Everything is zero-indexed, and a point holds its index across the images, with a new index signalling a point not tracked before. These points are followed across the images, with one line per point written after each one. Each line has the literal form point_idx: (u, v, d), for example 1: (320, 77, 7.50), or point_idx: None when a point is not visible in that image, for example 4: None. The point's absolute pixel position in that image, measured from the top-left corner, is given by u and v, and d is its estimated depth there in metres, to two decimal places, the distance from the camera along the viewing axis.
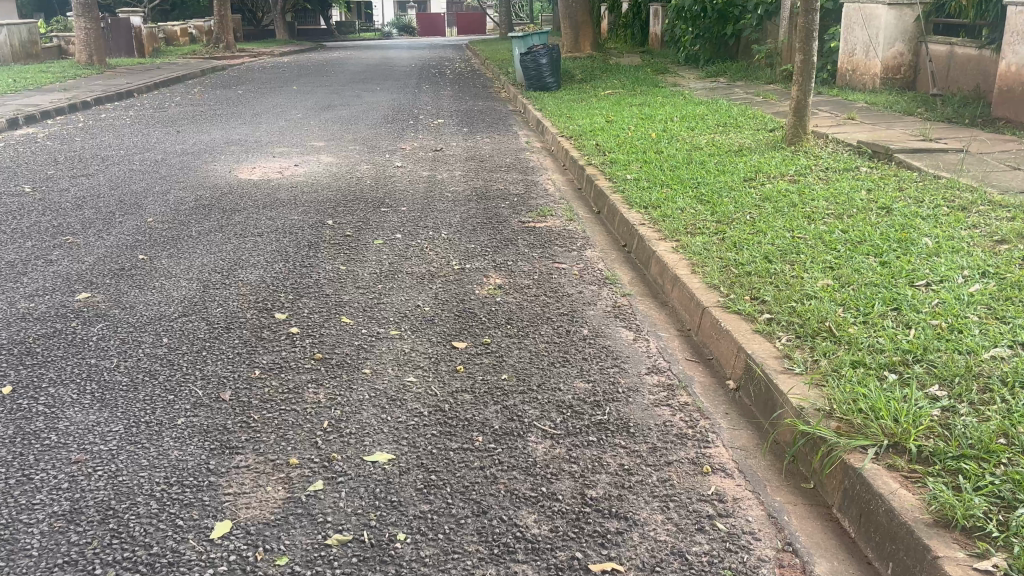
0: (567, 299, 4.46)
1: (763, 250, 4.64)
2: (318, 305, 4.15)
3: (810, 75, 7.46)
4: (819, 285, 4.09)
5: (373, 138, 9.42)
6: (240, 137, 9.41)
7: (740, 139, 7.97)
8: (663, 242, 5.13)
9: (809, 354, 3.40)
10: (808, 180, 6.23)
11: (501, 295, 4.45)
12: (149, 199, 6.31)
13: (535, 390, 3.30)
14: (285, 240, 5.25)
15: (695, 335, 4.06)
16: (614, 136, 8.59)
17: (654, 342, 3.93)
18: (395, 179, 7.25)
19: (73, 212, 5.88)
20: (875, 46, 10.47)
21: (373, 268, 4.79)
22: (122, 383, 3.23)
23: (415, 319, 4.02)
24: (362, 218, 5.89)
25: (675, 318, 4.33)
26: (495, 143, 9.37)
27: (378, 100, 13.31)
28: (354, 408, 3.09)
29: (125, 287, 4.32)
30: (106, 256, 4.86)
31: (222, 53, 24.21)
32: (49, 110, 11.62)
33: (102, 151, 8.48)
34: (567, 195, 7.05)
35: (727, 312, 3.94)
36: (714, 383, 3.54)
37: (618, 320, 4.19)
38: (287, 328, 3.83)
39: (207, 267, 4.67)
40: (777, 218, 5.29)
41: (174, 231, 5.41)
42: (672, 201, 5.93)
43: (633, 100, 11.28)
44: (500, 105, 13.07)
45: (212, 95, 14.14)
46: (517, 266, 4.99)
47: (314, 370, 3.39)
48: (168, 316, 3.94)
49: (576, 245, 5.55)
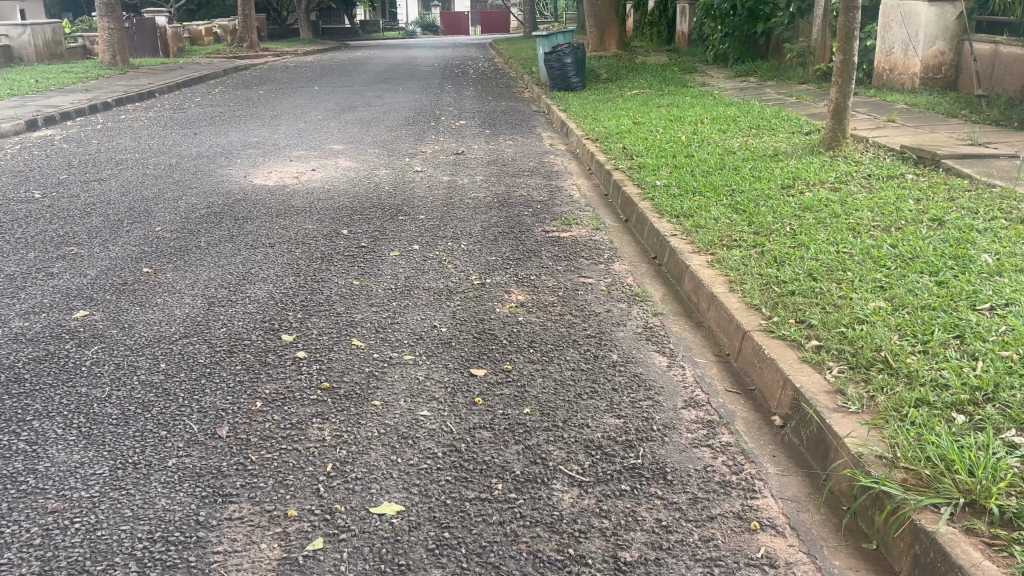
0: (594, 318, 4.16)
1: (807, 267, 4.31)
2: (329, 325, 3.88)
3: (850, 76, 7.06)
4: (870, 307, 3.75)
5: (393, 141, 9.16)
6: (258, 139, 9.20)
7: (775, 143, 7.60)
8: (698, 255, 4.82)
9: (866, 389, 3.08)
10: (851, 188, 5.87)
11: (523, 314, 4.15)
12: (159, 205, 6.08)
13: (561, 427, 3.00)
14: (297, 252, 5.00)
15: (734, 362, 3.75)
16: (642, 139, 8.25)
17: (690, 369, 3.62)
18: (414, 184, 6.97)
19: (81, 220, 5.67)
20: (914, 45, 10.04)
21: (388, 283, 4.51)
22: (112, 416, 2.99)
23: (431, 342, 3.73)
24: (379, 227, 5.62)
25: (711, 341, 4.02)
26: (519, 146, 9.08)
27: (400, 101, 13.06)
28: (361, 448, 2.82)
29: (125, 305, 4.08)
30: (109, 269, 4.62)
31: (245, 53, 24.11)
32: (68, 111, 11.48)
33: (117, 154, 8.29)
34: (593, 202, 6.74)
35: (770, 337, 3.62)
36: (757, 417, 3.23)
37: (649, 343, 3.88)
38: (293, 352, 3.56)
39: (213, 282, 4.42)
40: (820, 230, 4.95)
41: (182, 241, 5.17)
42: (706, 210, 5.60)
43: (661, 100, 10.92)
44: (523, 106, 12.78)
45: (232, 96, 13.96)
46: (541, 281, 4.69)
47: (320, 403, 3.11)
48: (169, 338, 3.69)
49: (604, 257, 5.23)
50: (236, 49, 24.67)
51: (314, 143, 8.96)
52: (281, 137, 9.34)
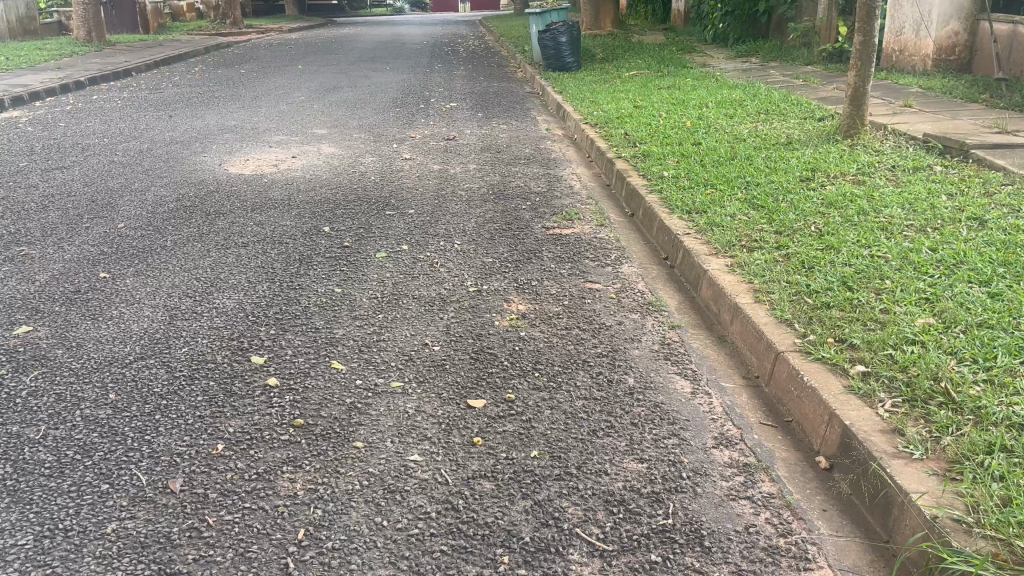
0: (605, 333, 3.71)
1: (841, 275, 3.89)
2: (305, 344, 3.42)
3: (870, 58, 6.59)
4: (918, 324, 3.31)
5: (380, 125, 8.66)
6: (236, 123, 8.68)
7: (786, 130, 7.16)
8: (715, 258, 4.38)
9: (927, 428, 2.64)
10: (876, 181, 5.44)
11: (526, 329, 3.71)
12: (125, 198, 5.59)
13: (574, 475, 2.57)
14: (272, 253, 4.52)
15: (765, 386, 3.32)
16: (645, 125, 7.78)
17: (717, 396, 3.20)
18: (403, 174, 6.49)
19: (36, 215, 5.17)
20: (926, 25, 9.60)
21: (373, 291, 4.05)
22: (45, 464, 2.52)
23: (422, 364, 3.29)
24: (364, 223, 5.15)
25: (736, 360, 3.59)
26: (513, 130, 8.60)
27: (388, 80, 12.51)
28: (340, 507, 2.37)
29: (73, 318, 3.60)
30: (61, 274, 4.14)
31: (229, 29, 23.40)
32: (38, 91, 10.90)
33: (84, 139, 7.75)
34: (595, 194, 6.28)
35: (807, 359, 3.19)
36: (798, 459, 2.82)
37: (668, 363, 3.45)
38: (263, 379, 3.10)
39: (177, 290, 3.95)
40: (848, 230, 4.53)
41: (145, 240, 4.68)
42: (721, 205, 5.16)
43: (661, 82, 10.44)
44: (517, 87, 12.27)
45: (212, 76, 13.33)
46: (543, 287, 4.24)
47: (293, 446, 2.66)
48: (122, 361, 3.22)
49: (611, 258, 4.79)
50: (218, 25, 23.90)
51: (297, 127, 8.46)
52: (262, 120, 8.82)
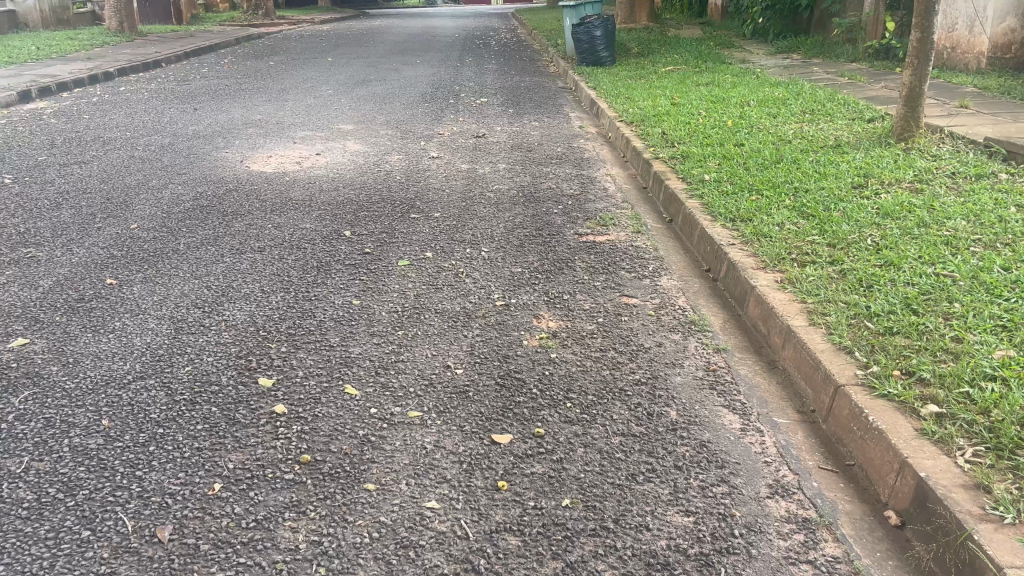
0: (643, 356, 3.41)
1: (905, 297, 3.54)
2: (318, 364, 3.15)
3: (928, 55, 6.16)
4: (998, 357, 2.96)
5: (408, 121, 8.40)
6: (261, 117, 8.45)
7: (834, 131, 6.77)
8: (764, 273, 4.05)
9: (1016, 485, 2.31)
10: (936, 189, 5.05)
11: (557, 350, 3.41)
12: (141, 196, 5.36)
13: (612, 532, 2.27)
14: (288, 260, 4.26)
15: (822, 422, 3.01)
16: (683, 123, 7.43)
17: (769, 436, 2.89)
18: (430, 173, 6.22)
19: (49, 213, 4.96)
20: (981, 21, 9.11)
21: (393, 304, 3.78)
22: (24, 504, 2.28)
23: (444, 390, 3.01)
24: (386, 227, 4.89)
25: (789, 390, 3.27)
26: (545, 128, 8.28)
27: (418, 74, 12.26)
28: (346, 566, 2.10)
29: (73, 330, 3.36)
30: (66, 280, 3.91)
31: (261, 20, 23.30)
32: (66, 82, 10.76)
33: (107, 132, 7.56)
34: (631, 197, 5.96)
35: (871, 395, 2.87)
36: (864, 513, 2.50)
37: (713, 393, 3.15)
38: (269, 405, 2.84)
39: (186, 299, 3.70)
40: (909, 245, 4.17)
41: (157, 243, 4.45)
42: (767, 214, 4.81)
43: (699, 78, 10.06)
44: (549, 81, 11.94)
45: (241, 68, 13.15)
46: (576, 301, 3.94)
47: (298, 488, 2.40)
48: (119, 381, 2.96)
49: (649, 269, 4.47)
50: (251, 16, 23.77)
51: (322, 122, 8.22)
52: (287, 115, 8.60)
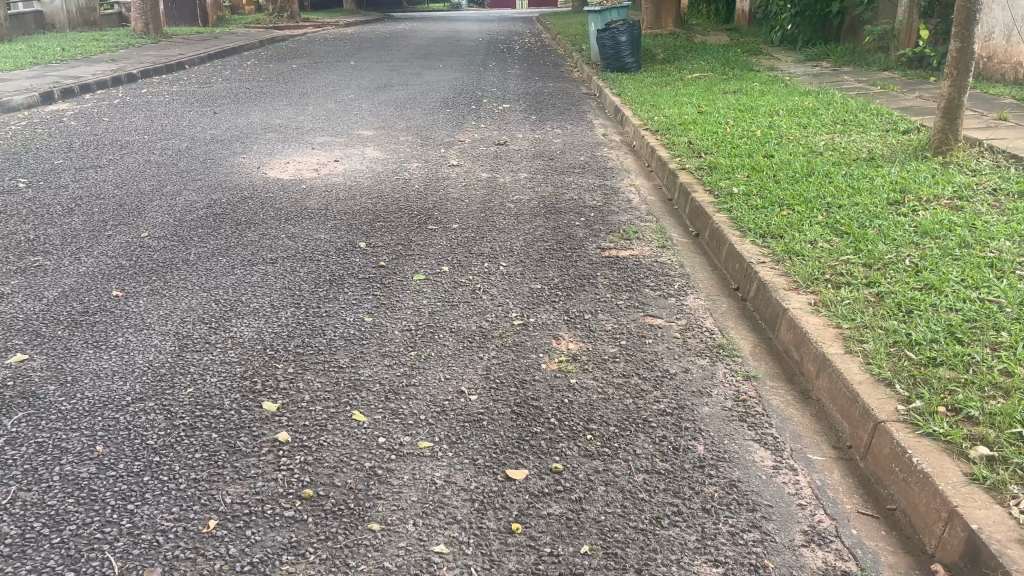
0: (669, 383, 3.23)
1: (949, 325, 3.33)
2: (325, 387, 3.00)
3: (969, 66, 5.90)
4: None
5: (428, 127, 8.26)
6: (281, 122, 8.35)
7: (868, 143, 6.54)
8: (796, 294, 3.85)
9: None
10: (976, 207, 4.83)
11: (577, 375, 3.24)
12: (155, 202, 5.26)
13: None
14: (300, 272, 4.13)
15: (861, 460, 2.81)
16: (710, 133, 7.23)
17: (804, 475, 2.71)
18: (449, 182, 6.07)
19: (60, 219, 4.86)
20: (1020, 30, 8.81)
21: (407, 322, 3.62)
22: (6, 540, 2.14)
23: (458, 419, 2.84)
24: (403, 239, 4.74)
25: (824, 423, 3.07)
26: (568, 135, 8.11)
27: (441, 79, 12.14)
28: None
29: (74, 346, 3.23)
30: (72, 291, 3.80)
31: (286, 23, 23.33)
32: (88, 84, 10.74)
33: (125, 136, 7.49)
34: (656, 210, 5.77)
35: (914, 432, 2.67)
36: (909, 566, 2.31)
37: (743, 426, 2.96)
38: (272, 432, 2.69)
39: (193, 314, 3.57)
40: (951, 266, 3.95)
41: (167, 253, 4.33)
42: (799, 230, 4.61)
43: (727, 86, 9.84)
44: (573, 87, 11.76)
45: (264, 70, 13.09)
46: (597, 322, 3.77)
47: (299, 528, 2.24)
48: (117, 403, 2.83)
49: (675, 287, 4.29)
50: (275, 19, 23.81)
51: (341, 127, 8.11)
52: (307, 119, 8.50)
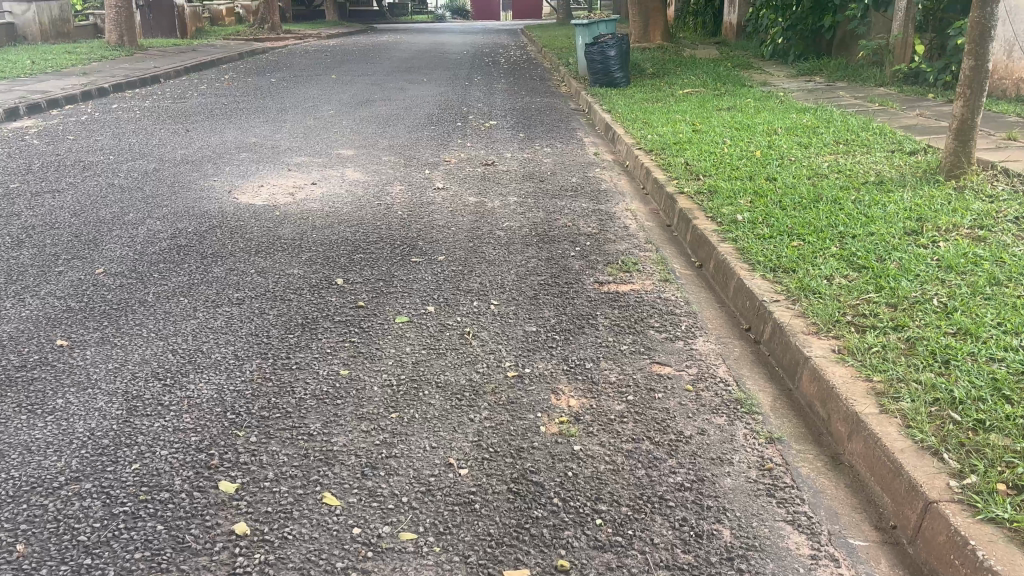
0: (685, 448, 2.85)
1: (993, 378, 2.97)
2: (293, 461, 2.60)
3: (982, 86, 5.58)
4: None
5: (412, 145, 7.88)
6: (256, 140, 7.94)
7: (874, 165, 6.23)
8: (817, 339, 3.49)
9: None
10: (1000, 237, 4.49)
11: (581, 439, 2.86)
12: (115, 233, 4.84)
13: None
14: (269, 315, 3.73)
15: (911, 546, 2.44)
16: (708, 152, 6.89)
17: (848, 568, 2.34)
18: (434, 208, 5.68)
19: (7, 253, 4.43)
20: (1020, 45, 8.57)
21: (387, 376, 3.23)
22: None
23: (447, 501, 2.45)
24: (384, 274, 4.35)
25: (861, 496, 2.71)
26: (558, 155, 7.76)
27: (425, 94, 11.78)
28: None
29: (5, 411, 2.82)
30: (10, 340, 3.38)
31: (268, 35, 22.89)
32: (56, 99, 10.28)
33: (89, 156, 7.05)
34: (655, 238, 5.42)
35: (974, 517, 2.30)
36: None
37: (772, 503, 2.59)
38: (228, 523, 2.29)
39: (145, 369, 3.16)
40: (985, 307, 3.60)
41: (123, 293, 3.91)
42: (813, 264, 4.26)
43: (721, 102, 9.55)
44: (562, 103, 11.43)
45: (241, 85, 12.66)
46: (600, 372, 3.39)
47: None
48: (46, 486, 2.42)
49: (682, 328, 3.93)
50: (257, 31, 23.39)
51: (320, 146, 7.71)
52: (284, 138, 8.11)
